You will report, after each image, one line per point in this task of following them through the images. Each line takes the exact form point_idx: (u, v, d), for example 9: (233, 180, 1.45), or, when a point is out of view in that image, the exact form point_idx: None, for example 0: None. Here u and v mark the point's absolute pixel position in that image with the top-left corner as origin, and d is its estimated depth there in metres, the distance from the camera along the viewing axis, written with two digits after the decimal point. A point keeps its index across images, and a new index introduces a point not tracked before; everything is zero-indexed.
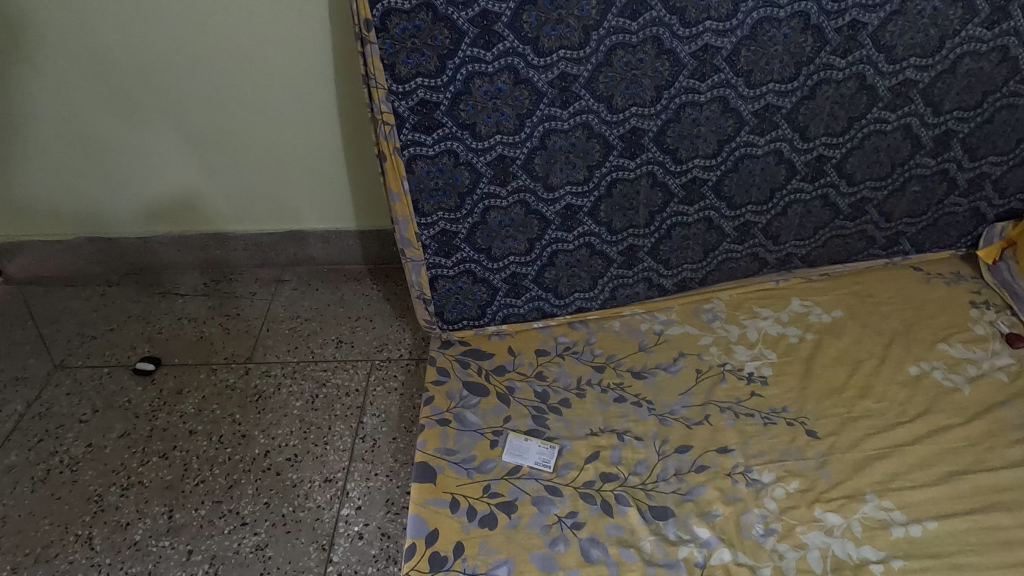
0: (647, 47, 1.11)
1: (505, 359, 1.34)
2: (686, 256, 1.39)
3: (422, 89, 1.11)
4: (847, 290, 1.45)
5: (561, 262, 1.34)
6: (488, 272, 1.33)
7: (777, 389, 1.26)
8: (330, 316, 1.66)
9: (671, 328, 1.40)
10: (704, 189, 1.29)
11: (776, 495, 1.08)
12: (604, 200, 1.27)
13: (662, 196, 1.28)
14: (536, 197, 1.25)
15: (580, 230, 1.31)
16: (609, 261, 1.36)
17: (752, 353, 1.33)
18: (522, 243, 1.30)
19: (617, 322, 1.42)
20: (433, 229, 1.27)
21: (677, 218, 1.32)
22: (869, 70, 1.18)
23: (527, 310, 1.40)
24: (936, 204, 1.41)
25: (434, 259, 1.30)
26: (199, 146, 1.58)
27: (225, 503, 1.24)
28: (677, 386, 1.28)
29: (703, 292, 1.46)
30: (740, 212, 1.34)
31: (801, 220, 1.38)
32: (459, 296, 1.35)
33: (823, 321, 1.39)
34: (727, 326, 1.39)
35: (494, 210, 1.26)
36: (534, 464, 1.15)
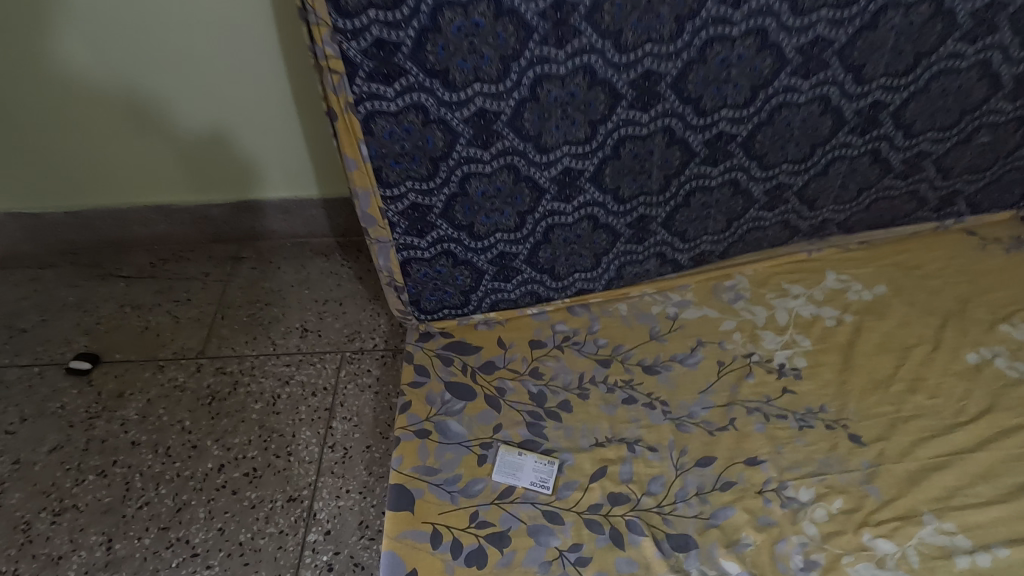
0: None
1: (493, 354, 1.15)
2: (706, 226, 1.17)
3: (377, 25, 0.86)
4: (890, 261, 1.25)
5: (558, 239, 1.13)
6: (471, 252, 1.11)
7: (812, 384, 1.08)
8: (294, 300, 1.44)
9: (687, 311, 1.20)
10: (730, 147, 1.06)
11: (816, 518, 0.92)
12: (611, 163, 1.04)
13: (680, 156, 1.05)
14: (527, 160, 1.02)
15: (581, 200, 1.08)
16: (616, 235, 1.14)
17: (782, 340, 1.14)
18: (511, 217, 1.08)
19: (624, 305, 1.22)
20: (401, 203, 1.04)
21: (697, 182, 1.10)
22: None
23: (518, 294, 1.19)
24: (1003, 156, 1.18)
25: (406, 239, 1.08)
26: (156, 117, 1.34)
27: (173, 530, 1.07)
28: (696, 382, 1.09)
29: (723, 265, 1.26)
30: (773, 173, 1.11)
31: (846, 180, 1.15)
32: (437, 281, 1.14)
33: (864, 299, 1.19)
34: (752, 308, 1.20)
35: (475, 178, 1.03)
36: (529, 484, 0.97)
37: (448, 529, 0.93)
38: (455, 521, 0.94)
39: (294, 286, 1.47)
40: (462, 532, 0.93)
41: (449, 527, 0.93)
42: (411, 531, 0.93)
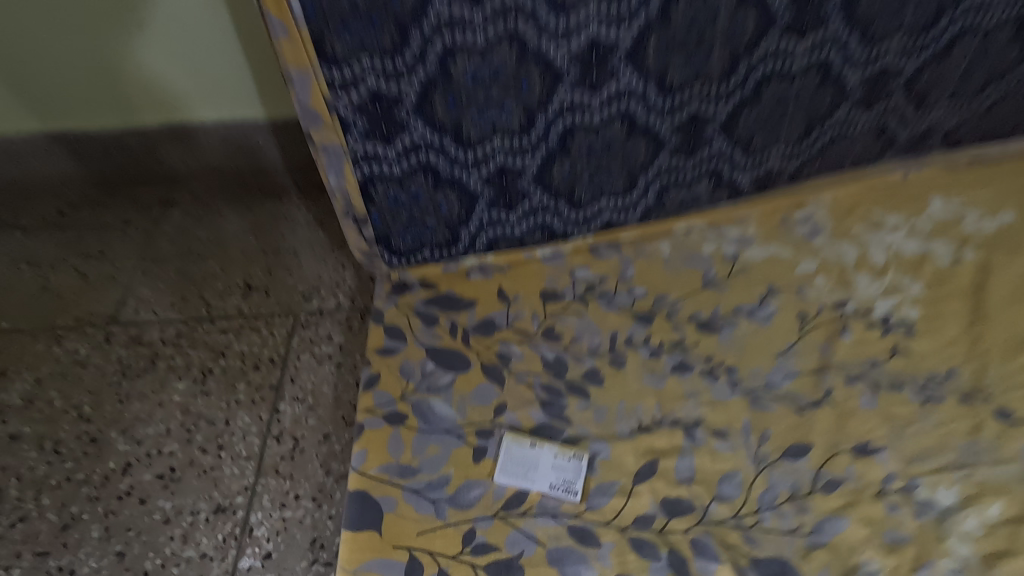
0: None
1: (492, 309, 0.85)
2: (780, 133, 0.86)
3: None
4: (1014, 181, 0.94)
5: (579, 149, 0.81)
6: (459, 169, 0.80)
7: (932, 342, 0.78)
8: (236, 250, 1.13)
9: (749, 250, 0.90)
10: (827, 7, 0.74)
11: (967, 532, 0.63)
12: (660, 30, 0.72)
13: (756, 19, 0.73)
14: (538, 25, 0.69)
15: (613, 88, 0.76)
16: (658, 144, 0.83)
17: (882, 285, 0.84)
18: (515, 116, 0.76)
19: (667, 244, 0.91)
20: (356, 91, 0.71)
21: (776, 62, 0.78)
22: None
23: (524, 229, 0.88)
24: None
25: (365, 147, 0.76)
26: (54, 21, 1.02)
27: (54, 555, 0.79)
28: (772, 343, 0.80)
29: (793, 190, 0.95)
30: (878, 52, 0.80)
31: (973, 65, 0.85)
32: (414, 210, 0.83)
33: (987, 230, 0.89)
34: (837, 244, 0.90)
35: (462, 52, 0.70)
36: (548, 489, 0.68)
37: (427, 556, 0.64)
38: (438, 545, 0.65)
39: (236, 234, 1.15)
40: (448, 561, 0.64)
41: (428, 553, 0.64)
42: (374, 559, 0.64)
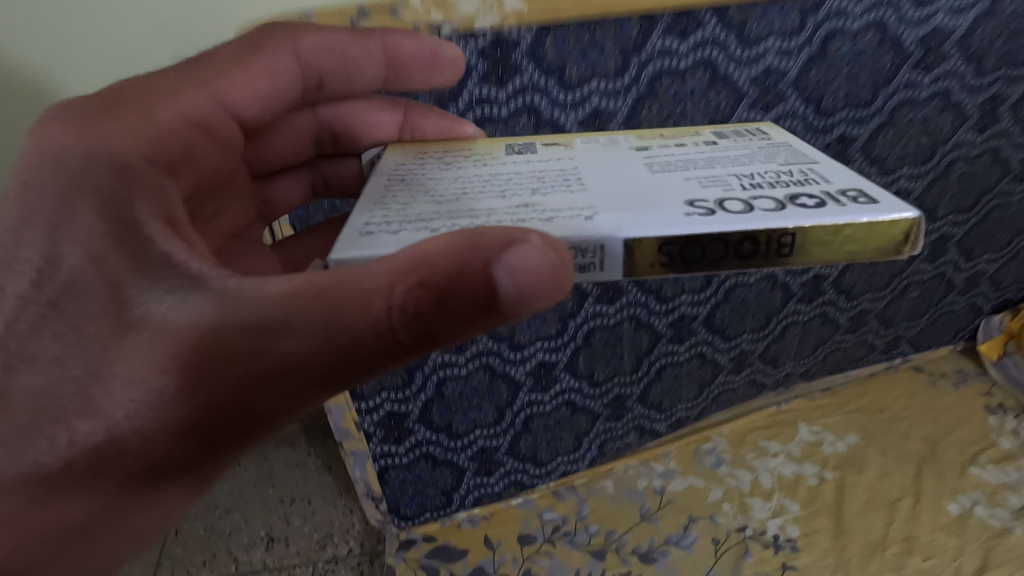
0: (699, 72, 0.76)
1: (481, 556, 1.17)
2: (680, 395, 1.26)
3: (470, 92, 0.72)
4: (853, 407, 1.26)
5: (538, 427, 1.21)
6: (450, 452, 1.20)
7: (810, 556, 1.06)
8: (256, 502, 1.24)
9: (672, 483, 1.22)
10: (694, 325, 1.15)
11: None
12: (581, 355, 1.13)
13: (648, 338, 1.14)
14: (501, 358, 1.09)
15: (556, 389, 1.17)
16: (594, 417, 1.24)
17: (771, 507, 1.14)
18: (490, 413, 1.16)
19: (609, 480, 1.26)
20: (377, 413, 1.09)
21: (665, 361, 1.20)
22: (897, 18, 0.80)
23: (502, 486, 1.27)
24: (934, 305, 1.25)
25: (384, 448, 1.15)
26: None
27: None
28: (697, 567, 1.07)
29: (698, 426, 1.30)
30: (735, 343, 1.21)
31: (804, 337, 1.23)
32: (417, 484, 1.23)
33: (839, 451, 1.19)
34: (736, 473, 1.20)
35: (451, 381, 1.09)
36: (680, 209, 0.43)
37: (229, 391, 0.39)
38: (221, 379, 0.38)
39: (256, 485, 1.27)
40: (275, 400, 0.39)
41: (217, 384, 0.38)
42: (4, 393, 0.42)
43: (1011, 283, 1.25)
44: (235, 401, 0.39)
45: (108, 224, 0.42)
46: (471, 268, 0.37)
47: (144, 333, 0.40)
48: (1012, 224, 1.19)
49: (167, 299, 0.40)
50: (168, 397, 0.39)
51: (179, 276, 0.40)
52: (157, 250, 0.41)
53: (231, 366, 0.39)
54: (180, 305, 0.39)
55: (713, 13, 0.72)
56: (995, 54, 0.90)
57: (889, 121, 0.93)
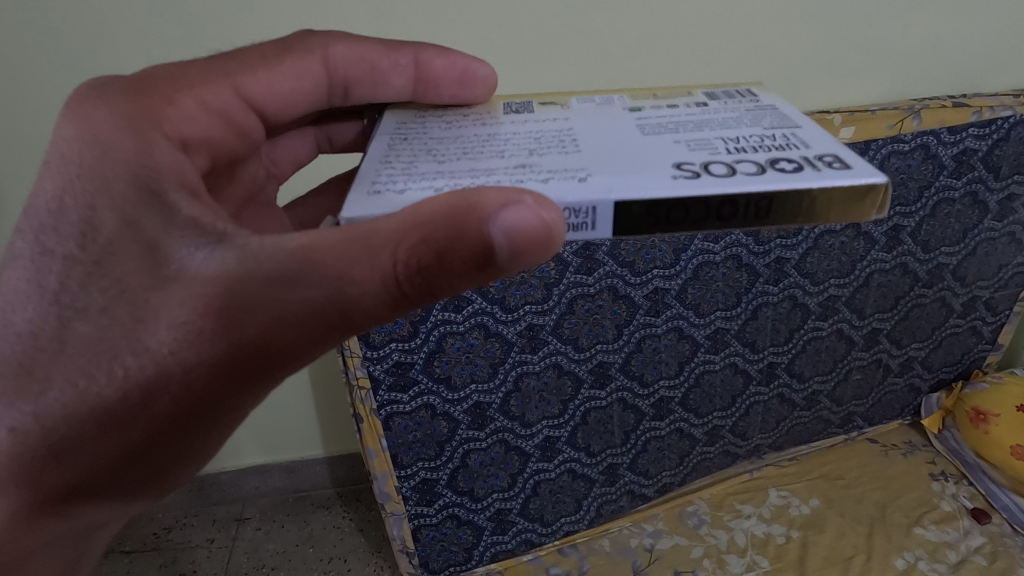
0: (670, 335, 1.01)
1: None
2: (664, 463, 1.16)
3: (397, 352, 0.91)
4: (815, 474, 1.20)
5: (544, 491, 1.11)
6: (472, 512, 1.09)
7: None
8: (279, 562, 1.24)
9: (662, 540, 1.12)
10: (672, 406, 1.09)
11: None
12: (582, 428, 1.06)
13: (634, 417, 1.08)
14: (515, 434, 1.03)
15: (560, 458, 1.08)
16: (592, 482, 1.13)
17: (745, 562, 1.06)
18: (504, 479, 1.07)
19: (607, 538, 1.15)
20: (412, 480, 1.03)
21: (651, 434, 1.11)
22: (746, 252, 0.96)
23: (514, 544, 1.14)
24: (876, 386, 1.21)
25: (417, 509, 1.06)
26: None
27: None
28: None
29: (682, 490, 1.21)
30: (708, 419, 1.13)
31: (767, 415, 1.17)
32: (444, 543, 1.11)
33: (804, 513, 1.13)
34: (714, 532, 1.12)
35: (474, 452, 1.03)
36: (671, 173, 0.37)
37: (238, 142, 0.54)
38: (223, 128, 0.51)
39: (287, 550, 1.26)
40: (300, 339, 0.38)
41: (229, 139, 0.52)
42: None
43: (942, 365, 1.23)
44: (183, 119, 0.46)
45: (126, 132, 0.41)
46: (468, 225, 0.34)
47: (180, 286, 0.38)
48: (936, 316, 1.14)
49: (200, 252, 0.38)
50: (144, 142, 0.41)
51: (208, 231, 0.38)
52: (184, 215, 0.39)
53: (167, 213, 0.39)
54: (212, 258, 0.37)
55: (610, 256, 0.91)
56: (935, 238, 1.04)
57: (815, 245, 0.98)
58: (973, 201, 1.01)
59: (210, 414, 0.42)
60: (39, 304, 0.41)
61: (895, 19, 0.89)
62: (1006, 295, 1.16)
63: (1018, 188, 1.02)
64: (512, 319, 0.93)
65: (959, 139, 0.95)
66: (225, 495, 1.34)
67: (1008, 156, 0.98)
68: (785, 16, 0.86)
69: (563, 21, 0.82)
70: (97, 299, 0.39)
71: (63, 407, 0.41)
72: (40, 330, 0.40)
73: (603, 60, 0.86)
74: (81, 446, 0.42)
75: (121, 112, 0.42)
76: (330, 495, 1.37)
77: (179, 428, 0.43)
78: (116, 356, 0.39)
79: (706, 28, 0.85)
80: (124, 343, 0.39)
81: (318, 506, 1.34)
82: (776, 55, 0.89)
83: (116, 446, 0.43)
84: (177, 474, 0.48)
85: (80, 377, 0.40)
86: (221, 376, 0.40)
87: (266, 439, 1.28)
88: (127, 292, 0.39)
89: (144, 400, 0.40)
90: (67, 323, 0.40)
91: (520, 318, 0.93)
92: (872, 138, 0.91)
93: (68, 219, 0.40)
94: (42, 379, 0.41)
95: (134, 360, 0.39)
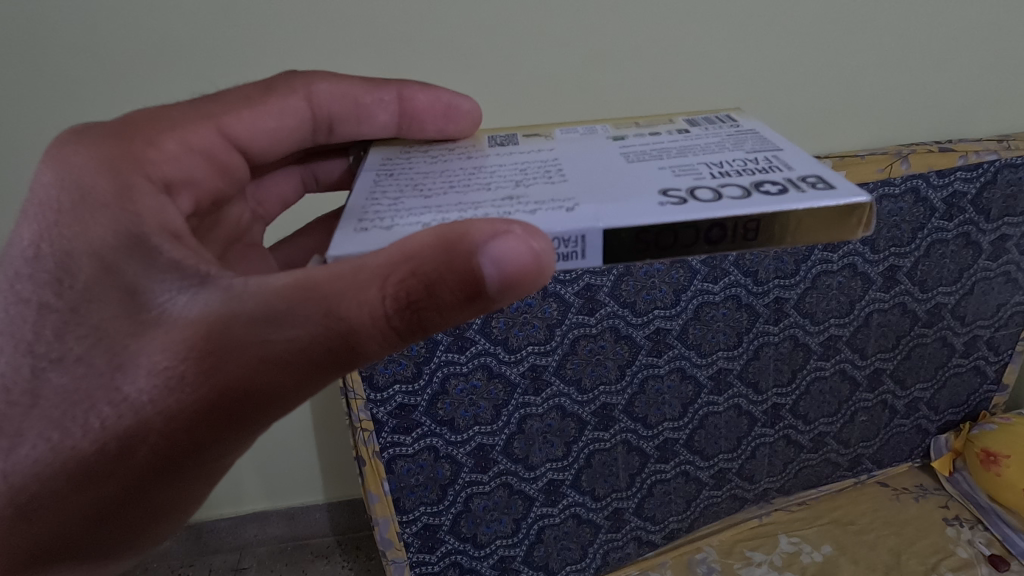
0: (672, 375, 1.01)
1: None
2: (671, 508, 1.14)
3: (400, 394, 0.92)
4: (826, 520, 1.17)
5: (548, 537, 1.09)
6: (475, 560, 1.06)
7: None
8: None
9: None
10: (677, 448, 1.08)
11: None
12: (585, 471, 1.05)
13: (639, 459, 1.06)
14: (518, 477, 1.02)
15: (564, 503, 1.07)
16: (597, 528, 1.11)
17: None
18: (508, 524, 1.05)
19: None
20: (415, 525, 1.01)
21: (656, 477, 1.09)
22: (745, 292, 0.98)
23: None
24: (883, 428, 1.20)
25: (419, 556, 1.04)
26: None
27: None
28: None
29: (690, 537, 1.18)
30: (713, 461, 1.12)
31: (774, 458, 1.16)
32: None
33: (817, 562, 1.09)
34: None
35: (477, 496, 1.01)
36: (659, 202, 0.39)
37: (223, 181, 0.55)
38: (207, 168, 0.53)
39: None
40: (288, 379, 0.39)
41: (213, 178, 0.54)
42: None
43: (948, 406, 1.22)
44: (164, 159, 0.47)
45: (107, 177, 0.43)
46: (457, 257, 0.36)
47: (162, 329, 0.39)
48: (938, 355, 1.15)
49: (183, 296, 0.39)
50: (126, 184, 0.43)
51: (189, 274, 0.39)
52: (167, 257, 0.40)
53: (149, 256, 0.40)
54: (195, 301, 0.39)
55: (610, 296, 0.92)
56: (932, 277, 1.05)
57: (813, 286, 1.00)
58: (966, 243, 1.03)
59: (195, 464, 0.43)
60: (14, 356, 0.42)
61: (875, 70, 0.94)
62: (1006, 334, 1.16)
63: (1009, 230, 1.04)
64: (515, 359, 0.93)
65: (947, 182, 0.98)
66: (223, 543, 1.31)
67: (996, 198, 1.01)
68: (772, 69, 0.91)
69: (563, 75, 0.87)
70: (72, 348, 0.41)
71: (34, 463, 0.42)
72: (12, 383, 0.42)
73: (599, 111, 0.91)
74: (56, 500, 0.43)
75: (104, 154, 0.44)
76: (330, 543, 1.34)
77: (159, 480, 0.43)
78: (91, 407, 0.40)
79: (698, 79, 0.90)
80: (99, 392, 0.40)
81: (317, 555, 1.31)
82: (764, 107, 0.94)
83: (98, 495, 0.43)
84: (156, 529, 0.49)
85: (58, 426, 0.41)
86: (209, 421, 0.40)
87: (266, 484, 1.27)
88: (102, 339, 0.40)
89: (121, 450, 0.41)
90: (40, 375, 0.41)
91: (522, 359, 0.94)
92: (863, 182, 0.95)
93: (45, 267, 0.42)
94: (13, 433, 0.42)
95: (109, 410, 0.40)
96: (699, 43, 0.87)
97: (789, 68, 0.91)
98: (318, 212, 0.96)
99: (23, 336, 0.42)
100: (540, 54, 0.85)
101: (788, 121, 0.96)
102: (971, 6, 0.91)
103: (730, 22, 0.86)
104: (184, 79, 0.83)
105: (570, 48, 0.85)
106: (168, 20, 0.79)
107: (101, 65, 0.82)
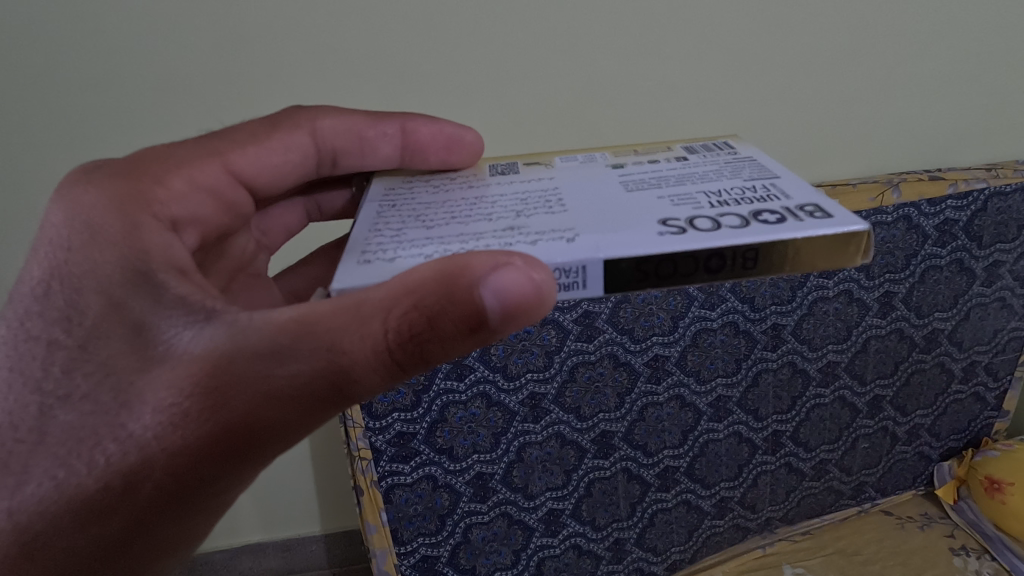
0: (672, 402, 1.01)
1: None
2: (673, 538, 1.12)
3: (399, 422, 0.92)
4: (831, 550, 1.15)
5: (549, 569, 1.07)
6: None
7: None
8: None
9: None
10: (678, 476, 1.07)
11: None
12: (585, 500, 1.04)
13: (639, 487, 1.05)
14: (517, 507, 1.01)
15: (565, 533, 1.05)
16: (598, 559, 1.09)
17: None
18: (508, 555, 1.04)
19: None
20: (413, 557, 1.00)
21: (657, 506, 1.08)
22: (743, 318, 0.98)
23: None
24: (885, 454, 1.19)
25: None
26: None
27: None
28: None
29: (693, 568, 1.16)
30: (715, 490, 1.11)
31: (776, 486, 1.15)
32: None
33: None
34: None
35: (476, 527, 1.00)
36: (656, 233, 0.40)
37: (227, 217, 0.57)
38: (212, 205, 0.54)
39: None
40: (291, 414, 0.40)
41: (218, 214, 0.55)
42: None
43: (950, 432, 1.21)
44: (172, 198, 0.49)
45: (116, 216, 0.44)
46: (458, 290, 0.36)
47: (169, 366, 0.40)
48: (937, 380, 1.14)
49: (188, 332, 0.40)
50: (134, 224, 0.44)
51: (195, 309, 0.40)
52: (173, 293, 0.41)
53: (156, 292, 0.41)
54: (200, 336, 0.39)
55: (609, 324, 0.93)
56: (928, 303, 1.06)
57: (810, 311, 1.01)
58: (960, 269, 1.05)
59: (198, 500, 0.43)
60: (21, 394, 0.43)
61: (863, 99, 0.96)
62: (1005, 359, 1.16)
63: (1002, 256, 1.05)
64: (513, 388, 0.94)
65: (939, 210, 0.99)
66: None
67: (988, 225, 1.02)
68: (763, 100, 0.93)
69: (561, 104, 0.89)
70: (79, 385, 0.41)
71: (39, 500, 0.42)
72: (19, 421, 0.42)
73: (595, 138, 0.93)
74: (58, 538, 0.43)
75: (113, 194, 0.45)
76: None
77: (163, 516, 0.43)
78: (96, 444, 0.41)
79: (691, 106, 0.92)
80: (105, 429, 0.41)
81: None
82: (756, 135, 0.96)
83: (101, 532, 0.43)
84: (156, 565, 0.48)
85: (64, 464, 0.41)
86: (212, 456, 0.40)
87: (264, 514, 1.25)
88: (109, 376, 0.41)
89: (126, 485, 0.41)
90: (47, 412, 0.42)
91: (521, 387, 0.94)
92: (854, 211, 0.97)
93: (54, 304, 0.43)
94: (19, 471, 0.42)
95: (113, 447, 0.40)
96: (692, 74, 0.90)
97: (781, 98, 0.94)
98: (321, 240, 0.97)
99: (31, 373, 0.43)
100: (537, 86, 0.87)
101: (780, 148, 0.98)
102: (954, 41, 0.94)
103: (721, 53, 0.89)
104: (193, 115, 0.86)
105: (566, 79, 0.87)
106: (178, 60, 0.82)
107: (114, 102, 0.84)
